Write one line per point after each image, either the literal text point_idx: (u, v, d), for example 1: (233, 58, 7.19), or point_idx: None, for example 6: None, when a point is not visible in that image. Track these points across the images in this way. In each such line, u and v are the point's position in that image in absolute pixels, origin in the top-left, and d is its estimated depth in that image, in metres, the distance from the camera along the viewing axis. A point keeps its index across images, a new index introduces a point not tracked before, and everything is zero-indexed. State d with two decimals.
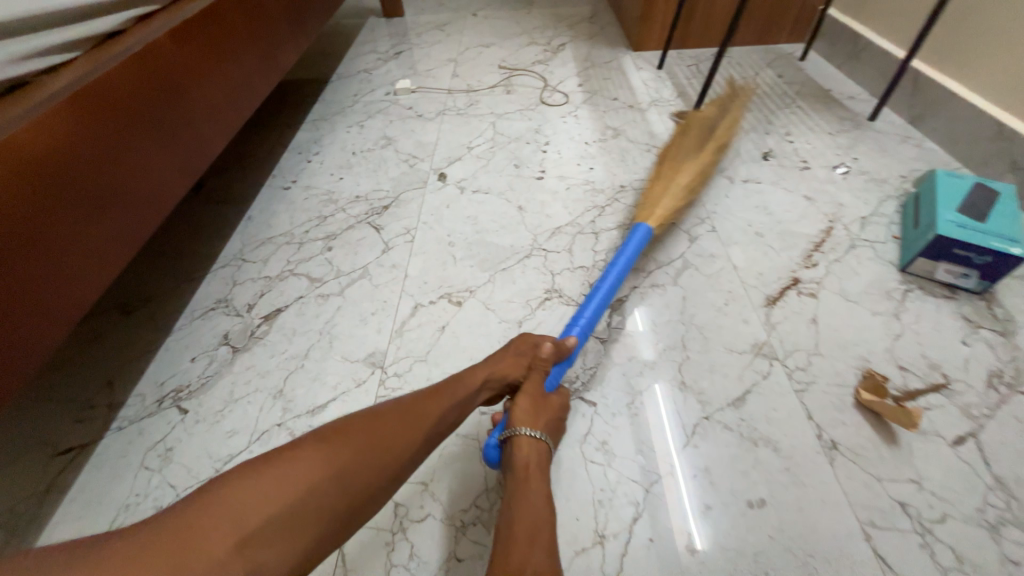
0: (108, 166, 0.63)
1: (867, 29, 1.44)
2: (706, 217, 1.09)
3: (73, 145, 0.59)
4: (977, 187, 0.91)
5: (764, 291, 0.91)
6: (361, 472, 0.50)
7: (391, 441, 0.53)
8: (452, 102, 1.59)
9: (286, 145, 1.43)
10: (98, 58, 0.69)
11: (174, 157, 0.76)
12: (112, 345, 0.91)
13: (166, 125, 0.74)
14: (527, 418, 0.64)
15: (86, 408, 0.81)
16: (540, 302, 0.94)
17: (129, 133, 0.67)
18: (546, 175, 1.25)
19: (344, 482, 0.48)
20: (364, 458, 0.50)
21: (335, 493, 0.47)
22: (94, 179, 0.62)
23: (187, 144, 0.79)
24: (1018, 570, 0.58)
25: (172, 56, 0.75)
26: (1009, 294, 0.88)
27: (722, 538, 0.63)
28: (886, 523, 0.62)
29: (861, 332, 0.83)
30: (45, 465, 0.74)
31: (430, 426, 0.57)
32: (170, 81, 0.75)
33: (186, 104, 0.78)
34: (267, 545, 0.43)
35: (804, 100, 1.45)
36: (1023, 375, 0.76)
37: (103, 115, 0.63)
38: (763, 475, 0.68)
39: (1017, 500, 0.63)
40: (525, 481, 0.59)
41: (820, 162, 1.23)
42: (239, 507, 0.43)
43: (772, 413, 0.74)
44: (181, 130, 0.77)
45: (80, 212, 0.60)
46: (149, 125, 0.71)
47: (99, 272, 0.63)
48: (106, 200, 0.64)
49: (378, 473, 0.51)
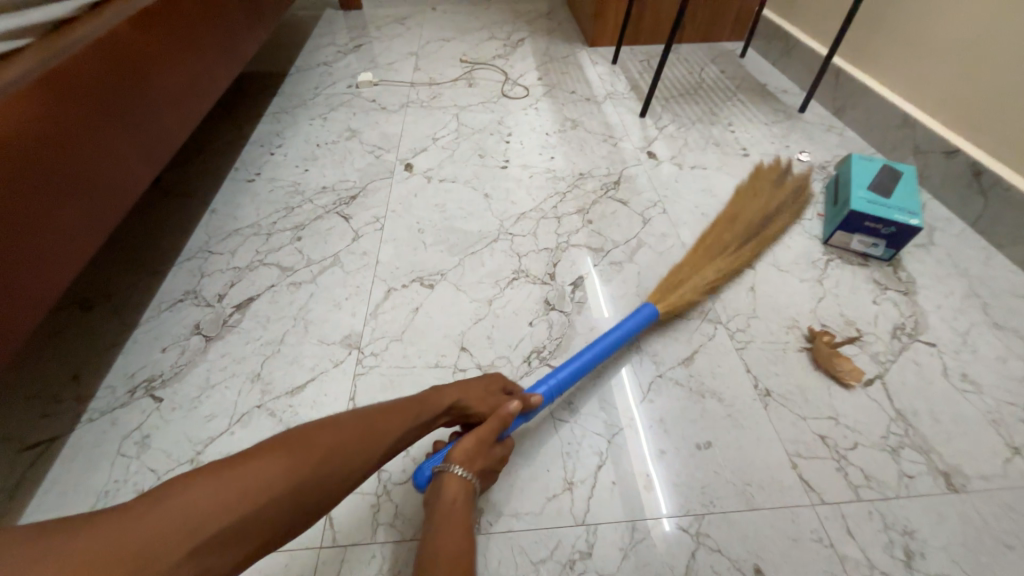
0: (72, 152, 0.64)
1: (796, 28, 1.59)
2: (658, 201, 1.18)
3: (35, 132, 0.59)
4: (885, 168, 1.04)
5: None
6: (321, 480, 0.46)
7: (356, 456, 0.49)
8: (415, 95, 1.61)
9: (246, 138, 1.42)
10: (54, 44, 0.69)
11: (138, 144, 0.76)
12: (75, 340, 0.89)
13: (129, 112, 0.74)
14: (465, 458, 0.62)
15: (52, 402, 0.80)
16: (508, 282, 1.00)
17: (92, 120, 0.68)
18: (510, 165, 1.31)
19: (301, 490, 0.44)
20: (326, 465, 0.47)
21: (290, 503, 0.44)
22: (60, 166, 0.62)
23: (150, 131, 0.79)
24: (913, 482, 0.70)
25: (132, 43, 0.75)
26: (911, 260, 1.02)
27: (675, 477, 0.71)
28: (809, 453, 0.73)
29: (791, 297, 0.94)
30: (12, 460, 0.74)
31: (395, 430, 0.54)
32: (131, 68, 0.75)
33: (148, 92, 0.78)
34: (211, 554, 0.39)
35: (743, 93, 1.58)
36: (920, 326, 0.89)
37: (64, 101, 0.64)
38: (708, 421, 0.77)
39: (913, 427, 0.76)
40: (450, 513, 0.59)
41: (757, 149, 1.35)
42: (184, 516, 0.38)
43: (716, 369, 0.83)
44: (144, 118, 0.78)
45: (47, 198, 0.61)
46: (112, 112, 0.71)
47: (67, 257, 0.64)
48: (71, 187, 0.64)
49: (339, 481, 0.48)
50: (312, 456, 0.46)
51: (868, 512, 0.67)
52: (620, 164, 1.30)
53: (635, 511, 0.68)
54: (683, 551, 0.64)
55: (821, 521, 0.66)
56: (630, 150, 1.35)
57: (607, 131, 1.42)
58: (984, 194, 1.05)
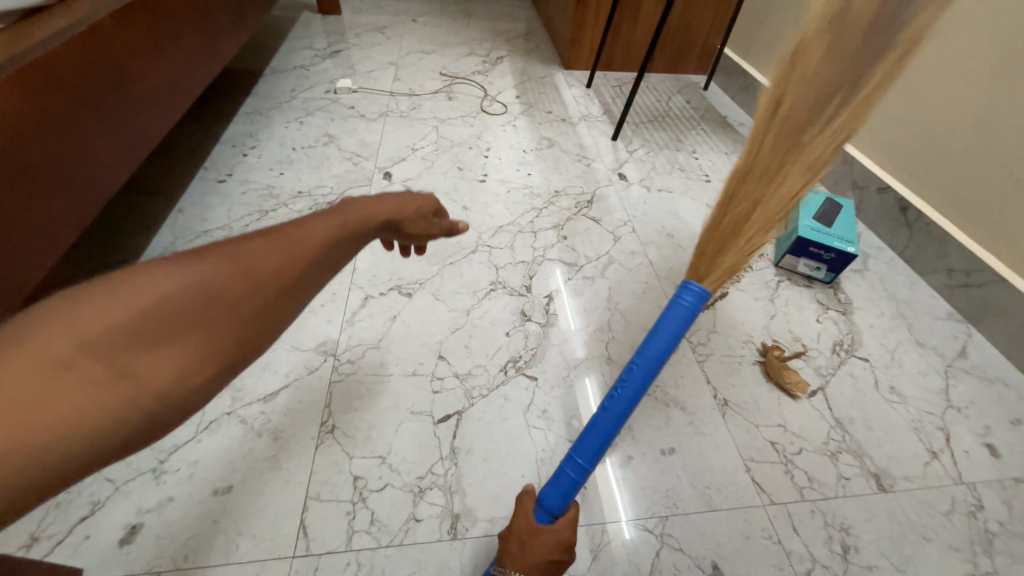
0: (51, 148, 0.63)
1: (752, 68, 1.73)
2: (628, 220, 1.25)
3: (16, 126, 0.58)
4: (827, 200, 1.16)
5: (674, 282, 1.09)
6: (248, 272, 0.33)
7: (291, 247, 0.37)
8: (395, 105, 1.63)
9: (218, 137, 1.38)
10: (31, 33, 0.66)
11: (118, 141, 0.75)
12: None
13: (111, 108, 0.73)
14: (517, 559, 0.55)
15: None
16: (486, 293, 1.02)
17: (74, 116, 0.66)
18: (488, 179, 1.35)
19: (220, 278, 0.32)
20: (244, 254, 0.34)
21: (213, 296, 0.31)
22: (38, 160, 0.61)
23: (130, 128, 0.78)
24: (849, 483, 0.78)
25: (115, 38, 0.74)
26: (849, 284, 1.13)
27: (641, 480, 0.75)
28: (761, 458, 0.79)
29: (746, 314, 1.03)
30: None
31: (328, 222, 0.41)
32: (113, 63, 0.73)
33: (128, 89, 0.77)
34: (129, 360, 0.28)
35: (706, 123, 1.70)
36: (856, 342, 1.00)
37: (46, 96, 0.62)
38: (673, 427, 0.82)
39: (850, 434, 0.84)
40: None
41: (717, 177, 1.46)
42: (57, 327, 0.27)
43: (680, 379, 0.89)
44: (125, 114, 0.76)
45: (25, 193, 0.59)
46: (94, 108, 0.70)
47: (41, 252, 0.62)
48: (48, 183, 0.63)
49: (284, 268, 0.35)
50: (213, 255, 0.33)
51: (811, 511, 0.74)
52: (593, 184, 1.37)
53: (605, 513, 0.71)
54: (648, 550, 0.68)
55: (771, 520, 0.72)
56: (603, 171, 1.42)
57: (581, 151, 1.49)
58: (910, 226, 1.19)
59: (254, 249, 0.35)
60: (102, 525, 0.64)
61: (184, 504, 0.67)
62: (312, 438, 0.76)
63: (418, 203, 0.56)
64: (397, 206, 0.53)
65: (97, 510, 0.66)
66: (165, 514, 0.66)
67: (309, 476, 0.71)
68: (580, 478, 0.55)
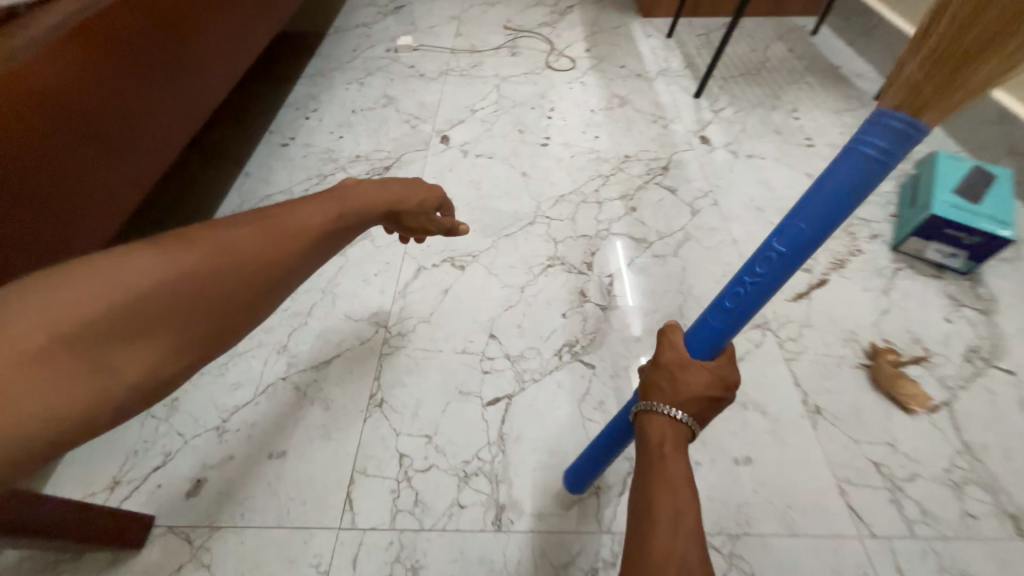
0: (110, 106, 0.62)
1: (881, 6, 1.42)
2: (709, 191, 1.09)
3: (73, 82, 0.57)
4: (975, 169, 0.92)
5: None
6: (220, 258, 0.39)
7: (272, 242, 0.42)
8: (456, 63, 1.54)
9: (283, 100, 1.39)
10: None
11: (178, 101, 0.74)
12: None
13: (171, 66, 0.72)
14: (667, 394, 0.43)
15: None
16: (543, 269, 0.95)
17: (133, 73, 0.65)
18: (550, 142, 1.24)
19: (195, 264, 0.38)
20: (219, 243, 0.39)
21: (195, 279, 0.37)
22: (97, 119, 0.61)
23: (191, 88, 0.77)
24: (977, 524, 0.64)
25: None
26: (993, 276, 0.91)
27: (709, 490, 0.67)
28: (861, 481, 0.67)
29: (851, 307, 0.86)
30: None
31: (308, 216, 0.46)
32: (173, 19, 0.72)
33: (186, 51, 0.75)
34: (121, 340, 0.34)
35: (812, 75, 1.43)
36: (998, 350, 0.81)
37: (104, 51, 0.61)
38: (750, 435, 0.71)
39: (982, 463, 0.68)
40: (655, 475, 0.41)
41: (823, 140, 1.23)
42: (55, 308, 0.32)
43: (762, 379, 0.77)
44: (185, 73, 0.75)
45: (79, 155, 0.59)
46: (153, 65, 0.69)
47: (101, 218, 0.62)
48: (109, 144, 0.63)
49: (255, 261, 0.40)
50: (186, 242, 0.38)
51: (923, 551, 0.62)
52: (669, 148, 1.21)
53: None
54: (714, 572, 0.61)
55: (869, 556, 0.61)
56: (681, 133, 1.25)
57: (657, 111, 1.32)
58: None
59: (232, 241, 0.40)
60: (173, 477, 0.69)
61: (242, 464, 0.70)
62: (360, 411, 0.75)
63: (412, 191, 0.59)
64: (392, 196, 0.56)
65: (168, 462, 0.70)
66: (226, 471, 0.69)
67: (358, 450, 0.71)
68: (725, 327, 0.42)
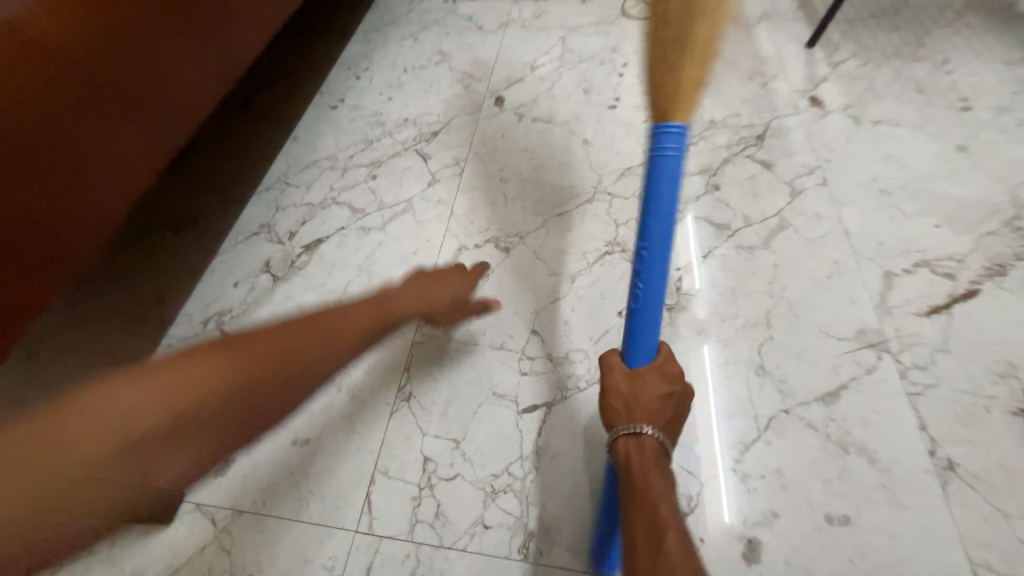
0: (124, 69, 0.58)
1: None
2: (818, 166, 0.88)
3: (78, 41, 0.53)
4: None
5: (882, 266, 0.74)
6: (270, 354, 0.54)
7: (319, 342, 0.57)
8: (517, 11, 1.37)
9: (333, 56, 1.31)
10: None
11: (206, 62, 0.69)
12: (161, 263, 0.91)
13: (196, 22, 0.66)
14: (623, 414, 0.50)
15: (138, 323, 0.83)
16: (598, 256, 0.82)
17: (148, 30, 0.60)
18: (620, 105, 1.06)
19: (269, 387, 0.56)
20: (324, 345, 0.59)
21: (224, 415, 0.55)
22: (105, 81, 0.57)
23: (221, 46, 0.71)
24: None
25: None
26: None
27: (789, 552, 0.55)
28: (1006, 569, 0.53)
29: (1007, 332, 0.67)
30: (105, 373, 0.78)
31: (363, 313, 0.62)
32: None
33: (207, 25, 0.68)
34: (128, 425, 0.47)
35: (978, 12, 1.09)
36: None
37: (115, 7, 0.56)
38: (849, 488, 0.58)
39: None
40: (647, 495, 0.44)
41: (985, 101, 0.94)
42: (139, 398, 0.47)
43: (871, 417, 0.61)
44: (214, 30, 0.69)
45: (79, 144, 0.55)
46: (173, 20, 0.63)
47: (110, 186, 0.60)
48: (123, 110, 0.59)
49: (339, 332, 0.59)
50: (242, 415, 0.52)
51: None
52: (767, 113, 0.99)
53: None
54: None
55: None
56: (785, 93, 1.02)
57: (755, 64, 1.09)
58: None
59: (276, 345, 0.54)
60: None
61: (266, 449, 0.67)
62: (387, 403, 0.69)
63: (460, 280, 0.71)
64: (432, 303, 0.68)
65: None
66: (251, 454, 0.67)
67: (380, 446, 0.66)
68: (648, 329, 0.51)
